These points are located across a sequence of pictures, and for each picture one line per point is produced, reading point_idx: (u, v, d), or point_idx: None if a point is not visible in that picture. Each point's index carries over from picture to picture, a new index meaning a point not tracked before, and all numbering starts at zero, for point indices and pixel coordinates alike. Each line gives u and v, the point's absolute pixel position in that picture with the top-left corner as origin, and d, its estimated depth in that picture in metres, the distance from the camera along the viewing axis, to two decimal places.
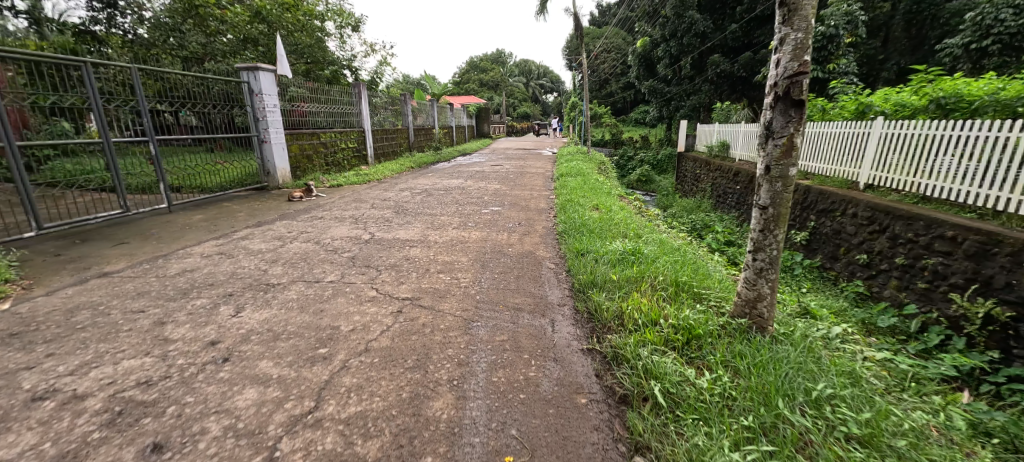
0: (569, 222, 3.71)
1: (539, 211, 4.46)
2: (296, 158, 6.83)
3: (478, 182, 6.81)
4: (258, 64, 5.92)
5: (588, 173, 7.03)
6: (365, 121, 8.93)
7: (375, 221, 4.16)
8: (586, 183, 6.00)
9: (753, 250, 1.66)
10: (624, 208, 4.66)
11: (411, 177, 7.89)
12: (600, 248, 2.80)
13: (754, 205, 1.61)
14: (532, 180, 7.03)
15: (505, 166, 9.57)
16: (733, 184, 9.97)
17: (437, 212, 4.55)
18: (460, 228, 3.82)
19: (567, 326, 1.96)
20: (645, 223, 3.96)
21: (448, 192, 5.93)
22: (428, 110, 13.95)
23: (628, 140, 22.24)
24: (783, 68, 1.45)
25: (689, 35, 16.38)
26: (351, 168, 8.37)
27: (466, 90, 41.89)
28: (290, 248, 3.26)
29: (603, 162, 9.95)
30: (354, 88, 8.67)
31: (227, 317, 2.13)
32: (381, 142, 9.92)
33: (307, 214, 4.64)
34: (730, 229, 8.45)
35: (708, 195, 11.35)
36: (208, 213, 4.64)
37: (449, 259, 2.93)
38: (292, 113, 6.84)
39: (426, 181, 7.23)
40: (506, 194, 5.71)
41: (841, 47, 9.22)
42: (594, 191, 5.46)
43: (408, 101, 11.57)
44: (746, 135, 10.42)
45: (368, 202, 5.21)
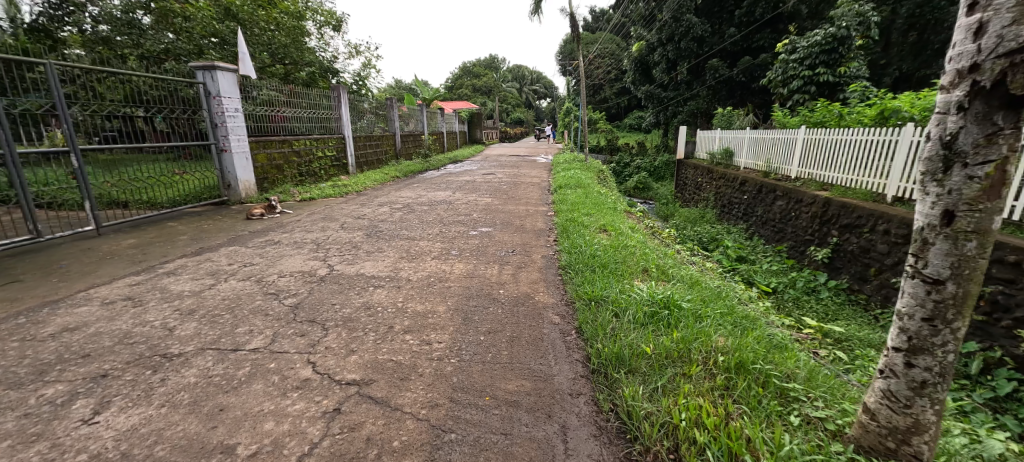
0: (575, 251, 3.04)
1: (536, 234, 3.79)
2: (266, 168, 6.11)
3: (467, 196, 6.14)
4: (216, 63, 5.16)
5: (589, 184, 6.40)
6: (346, 126, 8.22)
7: (339, 247, 3.47)
8: (588, 198, 5.34)
9: (906, 350, 1.11)
10: (635, 230, 4.01)
11: (394, 188, 7.20)
12: (621, 295, 2.14)
13: (916, 275, 1.07)
14: (527, 193, 6.38)
15: (498, 175, 8.90)
16: (739, 194, 9.40)
17: (416, 234, 3.87)
18: (441, 257, 3.15)
19: (587, 444, 1.26)
20: (663, 250, 3.31)
21: (432, 207, 5.25)
22: (417, 115, 13.30)
23: (624, 146, 21.74)
24: (993, 44, 0.92)
25: (687, 39, 15.94)
26: (330, 178, 7.65)
27: (459, 96, 41.36)
28: (220, 291, 2.55)
29: (602, 171, 9.35)
30: (333, 91, 7.97)
31: (75, 424, 1.42)
32: (365, 149, 9.22)
33: (262, 237, 3.93)
34: (741, 243, 7.84)
35: (711, 205, 10.78)
36: (143, 238, 3.90)
37: (421, 310, 2.23)
38: (261, 118, 6.12)
39: (409, 193, 6.55)
40: (499, 210, 5.05)
41: (852, 49, 8.71)
42: (598, 207, 4.80)
43: (395, 106, 10.89)
44: (752, 141, 9.88)
45: (338, 221, 4.51)
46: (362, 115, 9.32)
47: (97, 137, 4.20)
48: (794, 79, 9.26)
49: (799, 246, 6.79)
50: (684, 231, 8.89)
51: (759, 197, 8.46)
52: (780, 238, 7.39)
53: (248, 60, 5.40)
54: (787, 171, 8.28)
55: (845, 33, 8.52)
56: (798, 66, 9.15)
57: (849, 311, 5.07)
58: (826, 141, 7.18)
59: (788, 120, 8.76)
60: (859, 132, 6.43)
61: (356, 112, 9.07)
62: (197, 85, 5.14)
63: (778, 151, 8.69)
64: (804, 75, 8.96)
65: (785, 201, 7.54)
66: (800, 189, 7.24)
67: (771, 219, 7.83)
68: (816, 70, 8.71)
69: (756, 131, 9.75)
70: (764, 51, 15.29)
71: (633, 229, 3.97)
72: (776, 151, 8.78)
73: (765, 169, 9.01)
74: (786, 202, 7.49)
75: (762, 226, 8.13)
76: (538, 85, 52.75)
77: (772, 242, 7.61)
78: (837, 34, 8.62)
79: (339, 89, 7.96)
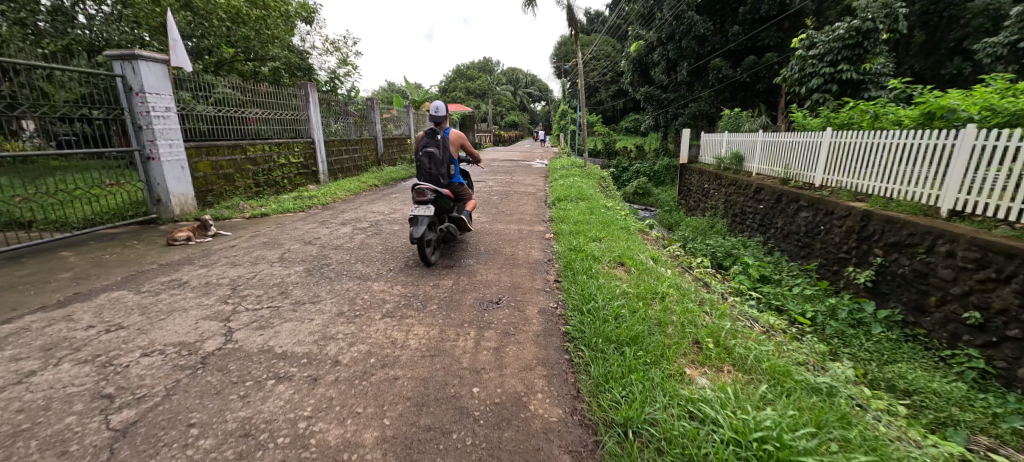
0: (586, 306, 2.11)
1: (530, 270, 2.85)
2: (210, 178, 5.14)
3: None
4: (139, 52, 4.21)
5: (593, 197, 5.49)
6: (317, 129, 7.23)
7: (255, 294, 2.51)
8: (593, 214, 4.41)
9: None
10: (658, 262, 3.08)
11: (367, 199, 6.27)
12: (679, 422, 1.26)
13: None
14: (520, 206, 5.45)
15: (488, 184, 7.95)
16: (754, 204, 8.54)
17: (370, 270, 2.92)
18: (393, 312, 2.19)
19: None
20: (704, 296, 2.40)
21: (403, 226, 4.30)
22: (403, 118, 12.38)
23: (622, 150, 20.93)
24: None
25: (688, 37, 15.19)
26: (296, 187, 6.68)
27: (452, 99, 40.55)
28: (30, 389, 1.61)
29: (603, 178, 8.47)
30: (300, 88, 6.96)
31: None
32: (339, 154, 8.23)
33: (170, 275, 2.98)
34: (761, 259, 6.98)
35: (722, 214, 9.89)
36: (11, 275, 2.95)
37: (334, 444, 1.29)
38: (206, 117, 5.18)
39: (381, 206, 5.58)
40: (485, 231, 4.11)
41: (878, 44, 7.89)
42: (607, 227, 3.87)
43: (376, 107, 9.92)
44: (767, 145, 9.01)
45: (281, 248, 3.56)
46: (338, 117, 8.36)
47: (54, 141, 3.75)
48: (813, 76, 8.42)
49: (833, 265, 5.92)
50: (695, 245, 8.00)
51: (779, 207, 7.59)
52: (808, 256, 6.51)
53: (179, 48, 4.46)
54: (810, 179, 7.42)
55: (872, 25, 7.68)
56: (817, 63, 8.32)
57: (909, 351, 4.20)
58: (857, 145, 6.32)
59: (809, 121, 7.90)
60: (904, 133, 5.52)
61: (330, 112, 8.09)
62: (113, 78, 4.18)
63: (799, 155, 7.82)
64: (824, 72, 8.13)
65: (812, 212, 6.67)
66: (829, 198, 6.38)
67: (795, 233, 6.96)
68: (838, 67, 7.89)
69: (772, 134, 8.87)
70: (770, 50, 14.53)
71: (654, 261, 3.05)
72: (796, 156, 7.92)
73: (783, 175, 8.14)
74: (813, 214, 6.61)
75: (783, 240, 7.26)
76: (532, 88, 52.01)
77: (797, 259, 6.73)
78: (861, 27, 7.79)
79: (306, 84, 6.94)
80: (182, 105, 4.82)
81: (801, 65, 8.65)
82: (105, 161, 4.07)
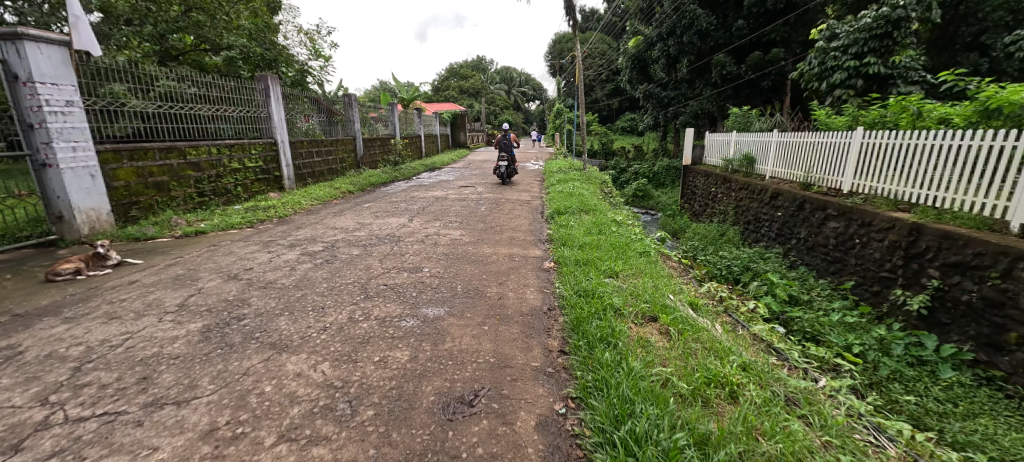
0: (619, 429, 1.28)
1: (524, 330, 1.98)
2: (135, 188, 4.24)
3: (425, 225, 4.31)
4: (28, 31, 3.32)
5: (599, 209, 4.62)
6: (280, 127, 6.30)
7: (99, 384, 1.63)
8: (603, 234, 3.54)
9: None
10: (700, 313, 2.23)
11: (334, 210, 5.37)
12: None
13: None
14: (511, 219, 4.58)
15: (477, 190, 7.08)
16: (770, 211, 7.74)
17: (292, 328, 2.04)
18: (296, 431, 1.33)
19: None
20: (792, 385, 1.57)
21: (363, 250, 3.42)
22: (387, 117, 11.45)
23: (619, 151, 20.12)
24: None
25: (689, 32, 14.41)
26: (253, 196, 5.75)
27: (444, 98, 39.55)
28: None
29: (607, 184, 7.65)
30: (259, 82, 6.00)
31: None
32: (310, 157, 7.31)
33: (10, 336, 2.08)
34: (785, 275, 6.18)
35: (732, 220, 9.09)
36: None
37: None
38: (145, 115, 4.55)
39: (346, 219, 4.69)
40: (465, 255, 3.24)
41: (908, 34, 7.09)
42: (622, 254, 3.01)
43: (355, 105, 9.04)
44: (784, 146, 8.21)
45: (194, 286, 2.68)
46: (308, 114, 7.45)
47: (3, 141, 3.35)
48: (835, 71, 7.62)
49: (873, 286, 5.12)
50: (708, 257, 7.19)
51: (802, 215, 6.80)
52: (840, 273, 5.71)
53: (83, 26, 3.69)
54: (836, 184, 6.64)
55: (904, 13, 6.85)
56: (840, 56, 7.53)
57: None
58: (894, 147, 5.54)
59: (833, 120, 7.11)
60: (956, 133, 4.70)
61: (298, 109, 7.16)
62: None
63: (822, 157, 7.03)
64: (849, 66, 7.35)
65: (843, 223, 5.87)
66: (864, 206, 5.59)
67: (822, 246, 6.17)
68: (866, 60, 7.12)
69: (789, 134, 8.07)
70: (775, 45, 13.81)
71: (695, 311, 2.21)
72: (818, 158, 7.13)
73: (803, 179, 7.36)
74: (845, 224, 5.82)
75: (808, 253, 6.46)
76: (526, 87, 51.14)
77: (826, 275, 5.93)
78: (891, 15, 6.97)
79: (266, 76, 6.00)
80: (116, 99, 4.21)
81: (821, 58, 7.85)
82: (38, 166, 3.52)
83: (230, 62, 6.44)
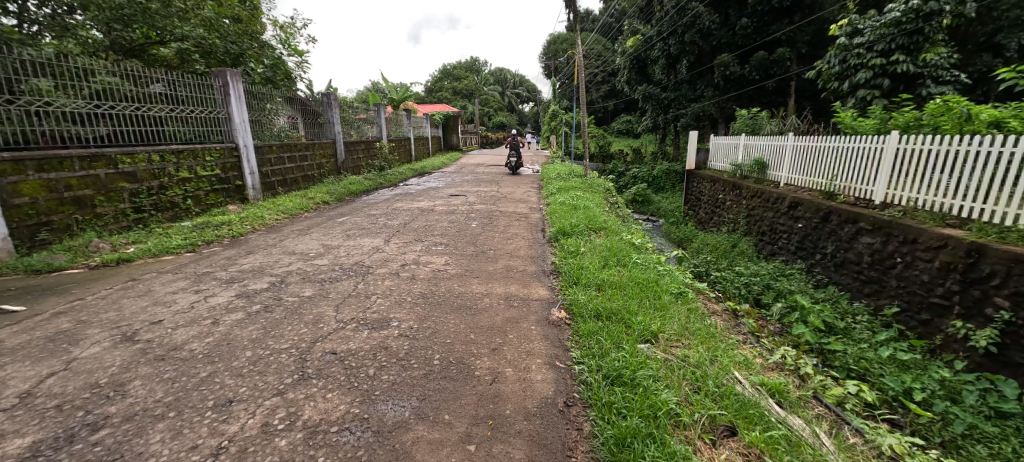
0: None
1: (532, 458, 1.25)
2: (46, 206, 3.47)
3: (402, 249, 3.58)
4: None
5: (611, 228, 3.91)
6: (243, 130, 5.50)
7: None
8: (623, 266, 2.82)
9: None
10: (788, 409, 1.53)
11: (300, 227, 4.60)
12: None
13: None
14: (507, 239, 3.85)
15: (467, 200, 6.35)
16: (788, 221, 7.08)
17: (164, 453, 1.29)
18: None
19: None
20: None
21: (317, 287, 2.67)
22: (374, 118, 10.69)
23: (617, 154, 19.48)
24: None
25: (691, 31, 13.82)
26: (207, 209, 4.96)
27: (437, 99, 38.78)
28: None
29: (612, 193, 6.96)
30: (216, 77, 5.21)
31: None
32: (282, 162, 6.53)
33: None
34: (813, 296, 5.52)
35: (744, 230, 8.43)
36: None
37: None
38: (79, 116, 3.93)
39: (309, 240, 3.93)
40: (448, 297, 2.50)
41: (940, 29, 6.47)
42: (654, 300, 2.28)
43: (335, 105, 8.30)
44: (802, 151, 7.57)
45: (66, 355, 1.92)
46: (278, 115, 6.67)
47: None
48: (858, 69, 7.00)
49: (920, 313, 4.46)
50: (724, 273, 6.50)
51: (827, 228, 6.14)
52: (877, 295, 5.05)
53: None
54: (866, 194, 5.99)
55: (937, 6, 6.22)
56: (865, 53, 6.91)
57: None
58: (939, 154, 4.89)
59: (859, 123, 6.48)
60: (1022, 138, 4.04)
61: (267, 109, 6.37)
62: None
63: (849, 164, 6.38)
64: (874, 65, 6.73)
65: (879, 239, 5.22)
66: (905, 221, 4.94)
67: (855, 264, 5.51)
68: (894, 58, 6.51)
69: (807, 138, 7.44)
70: (781, 45, 13.28)
71: (781, 408, 1.51)
72: (843, 165, 6.49)
73: (826, 188, 6.71)
74: (882, 240, 5.17)
75: (836, 271, 5.80)
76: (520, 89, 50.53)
77: (861, 298, 5.27)
78: (922, 8, 6.34)
79: (224, 71, 5.20)
80: (43, 97, 3.63)
81: (843, 55, 7.23)
82: None
83: (181, 54, 5.61)
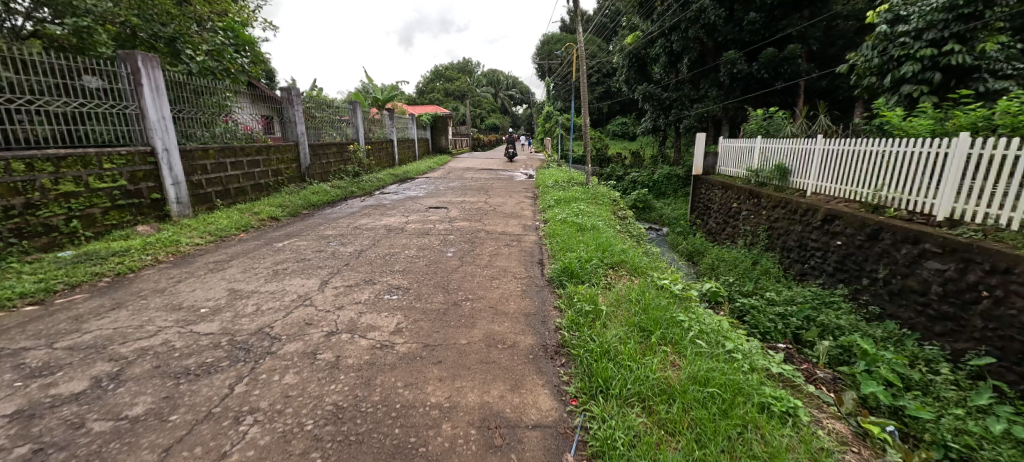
0: None
1: None
2: None
3: (339, 299, 2.48)
4: None
5: (633, 266, 2.86)
6: (162, 129, 4.34)
7: None
8: (673, 346, 1.77)
9: None
10: None
11: (220, 257, 3.49)
12: None
13: None
14: (489, 281, 2.77)
15: (448, 215, 5.26)
16: (823, 238, 6.08)
17: None
18: None
19: None
20: None
21: (160, 395, 1.57)
22: (350, 118, 9.59)
23: (615, 158, 18.51)
24: None
25: (695, 26, 12.90)
26: (105, 232, 3.83)
27: (429, 100, 37.70)
28: None
29: (621, 206, 5.93)
30: (121, 63, 4.08)
31: None
32: (226, 169, 5.30)
33: None
34: (868, 333, 4.51)
35: (766, 245, 7.43)
36: None
37: None
38: None
39: (214, 282, 2.82)
40: (377, 421, 1.41)
41: (1005, 13, 5.50)
42: (755, 445, 1.23)
43: (297, 101, 7.17)
44: (836, 156, 6.59)
45: None
46: (213, 113, 5.55)
47: None
48: (904, 60, 6.03)
49: (1022, 366, 3.44)
50: (753, 299, 5.49)
51: (876, 249, 5.15)
52: (955, 338, 4.03)
53: None
54: (925, 208, 4.99)
55: None
56: (911, 43, 5.94)
57: None
58: None
59: (910, 123, 5.50)
60: None
61: (199, 105, 5.32)
62: None
63: (898, 173, 5.40)
64: (923, 56, 5.78)
65: (953, 266, 4.22)
66: (992, 244, 3.94)
67: (919, 294, 4.51)
68: (948, 48, 5.56)
69: (842, 141, 6.47)
70: (791, 41, 12.40)
71: None
72: (891, 173, 5.52)
73: (870, 199, 5.73)
74: (958, 268, 4.17)
75: (893, 302, 4.79)
76: (514, 90, 49.59)
77: (931, 339, 4.26)
78: None
79: (133, 55, 4.06)
80: None
81: (883, 46, 6.28)
82: None
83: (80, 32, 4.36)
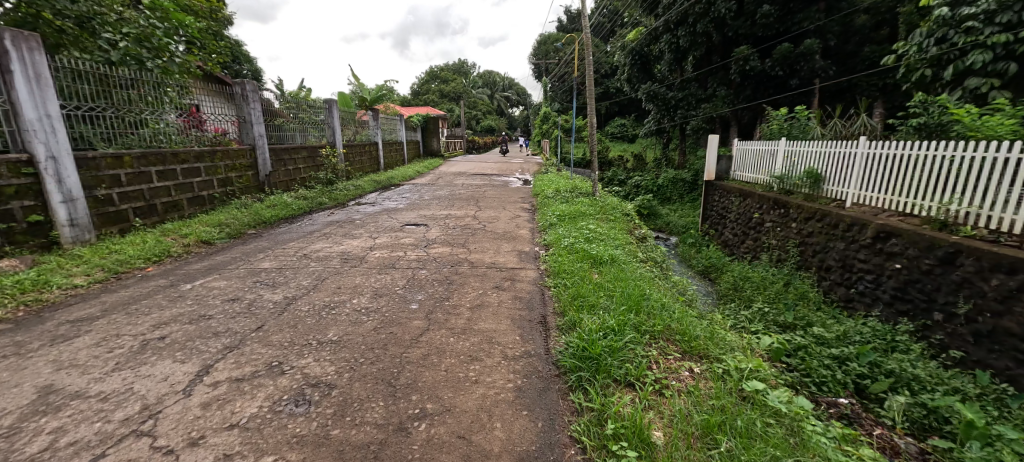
0: None
1: None
2: None
3: (201, 419, 1.45)
4: None
5: (682, 343, 1.87)
6: (47, 131, 3.33)
7: None
8: None
9: None
10: None
11: (90, 310, 2.47)
12: None
13: None
14: (462, 369, 1.74)
15: (425, 236, 4.23)
16: (874, 259, 5.02)
17: None
18: None
19: None
20: None
21: None
22: (325, 118, 8.55)
23: (616, 161, 17.56)
24: None
25: (704, 20, 11.92)
26: None
27: (423, 102, 36.78)
28: None
29: (639, 223, 4.95)
30: None
31: None
32: (150, 179, 4.28)
33: None
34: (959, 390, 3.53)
35: (798, 264, 6.44)
36: None
37: None
38: None
39: (33, 370, 1.80)
40: None
41: None
42: None
43: (254, 98, 6.13)
44: (877, 161, 5.60)
45: None
46: (128, 109, 4.51)
47: None
48: (971, 49, 5.05)
49: None
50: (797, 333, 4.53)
51: (952, 277, 3.95)
52: None
53: None
54: None
55: None
56: (980, 27, 4.97)
57: None
58: None
59: (986, 121, 4.51)
60: None
61: (113, 101, 4.36)
62: None
63: None
64: (996, 43, 4.81)
65: None
66: None
67: None
68: None
69: (885, 144, 5.48)
70: (807, 36, 11.42)
71: None
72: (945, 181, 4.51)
73: (929, 212, 4.73)
74: None
75: None
76: (511, 92, 48.58)
77: None
78: None
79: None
80: None
81: (942, 32, 5.32)
82: None
83: None
